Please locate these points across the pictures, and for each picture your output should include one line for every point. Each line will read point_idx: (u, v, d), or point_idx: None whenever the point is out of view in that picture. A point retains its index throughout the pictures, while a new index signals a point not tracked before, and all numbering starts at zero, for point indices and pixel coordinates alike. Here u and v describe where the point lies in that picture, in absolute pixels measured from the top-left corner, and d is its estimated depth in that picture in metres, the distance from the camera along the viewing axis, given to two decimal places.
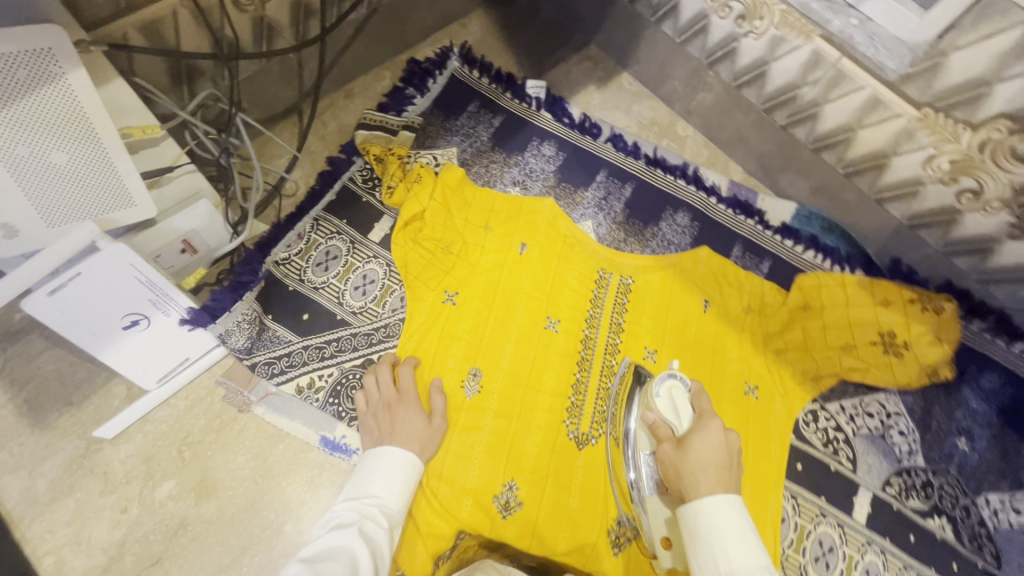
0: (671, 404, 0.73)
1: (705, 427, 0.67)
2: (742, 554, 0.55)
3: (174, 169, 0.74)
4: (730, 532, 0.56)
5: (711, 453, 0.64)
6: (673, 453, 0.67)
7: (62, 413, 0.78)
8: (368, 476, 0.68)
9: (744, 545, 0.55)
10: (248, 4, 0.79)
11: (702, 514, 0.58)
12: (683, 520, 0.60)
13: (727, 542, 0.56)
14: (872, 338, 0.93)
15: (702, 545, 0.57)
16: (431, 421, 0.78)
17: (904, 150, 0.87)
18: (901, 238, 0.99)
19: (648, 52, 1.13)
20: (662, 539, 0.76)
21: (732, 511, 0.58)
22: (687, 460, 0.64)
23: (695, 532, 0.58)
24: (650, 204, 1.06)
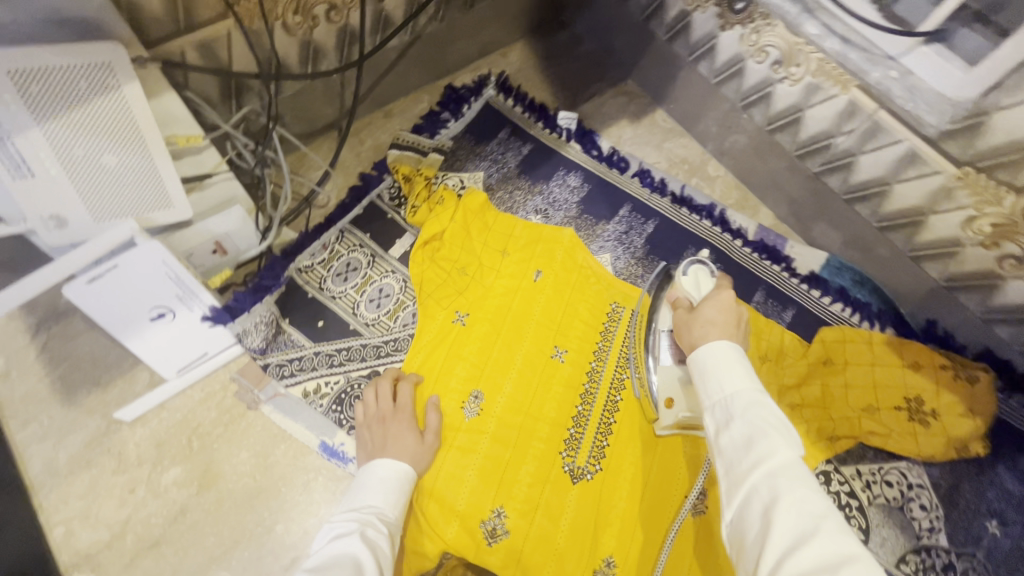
0: (696, 284, 0.74)
1: (714, 296, 0.67)
2: (745, 376, 0.55)
3: (213, 174, 0.81)
4: (733, 361, 0.57)
5: (720, 316, 0.64)
6: (687, 317, 0.67)
7: (90, 392, 0.84)
8: (365, 488, 0.69)
9: (748, 377, 0.56)
10: (296, 28, 0.85)
11: (708, 352, 0.58)
12: (694, 361, 0.60)
13: (731, 369, 0.56)
14: (896, 403, 0.88)
15: (710, 378, 0.57)
16: (424, 439, 0.79)
17: (942, 208, 0.83)
18: (937, 299, 0.94)
19: (683, 91, 1.13)
20: (667, 399, 0.81)
21: (734, 352, 0.58)
22: (698, 320, 0.64)
23: (703, 367, 0.59)
24: (671, 242, 1.05)
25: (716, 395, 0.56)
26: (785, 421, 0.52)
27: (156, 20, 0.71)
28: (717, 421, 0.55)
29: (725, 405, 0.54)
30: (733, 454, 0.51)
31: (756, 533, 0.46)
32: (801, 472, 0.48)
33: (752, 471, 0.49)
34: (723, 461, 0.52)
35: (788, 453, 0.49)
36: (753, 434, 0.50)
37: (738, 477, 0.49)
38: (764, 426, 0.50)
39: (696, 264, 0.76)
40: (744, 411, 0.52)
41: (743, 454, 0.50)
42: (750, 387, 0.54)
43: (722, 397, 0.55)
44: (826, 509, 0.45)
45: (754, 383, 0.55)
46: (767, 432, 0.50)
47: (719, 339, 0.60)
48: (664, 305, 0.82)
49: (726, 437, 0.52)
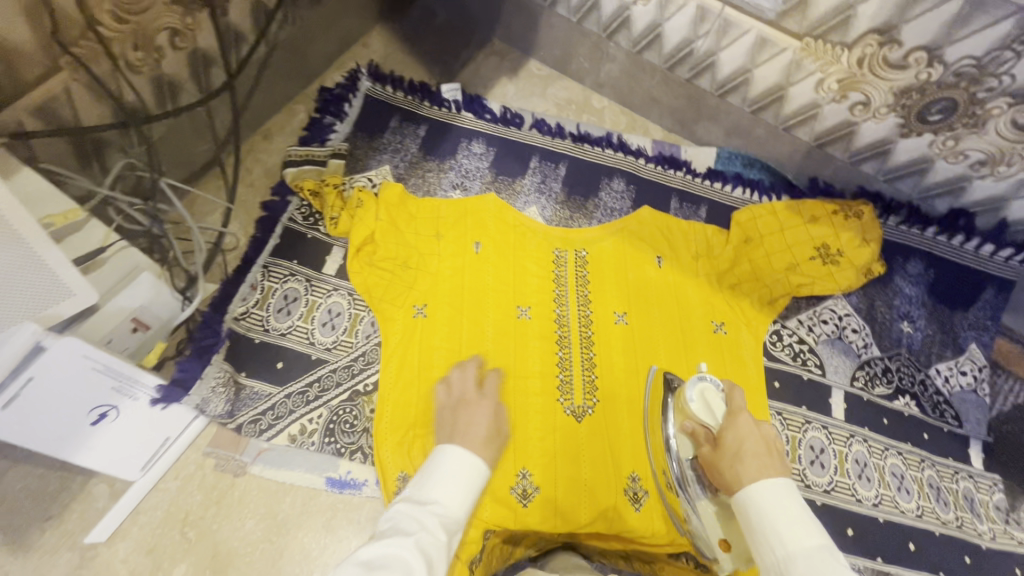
0: (706, 406, 0.77)
1: (735, 425, 0.70)
2: (798, 535, 0.54)
3: (106, 249, 0.71)
4: (781, 513, 0.56)
5: (748, 442, 0.66)
6: (716, 455, 0.69)
7: (44, 528, 0.74)
8: (432, 478, 0.62)
9: (797, 527, 0.55)
10: (142, 64, 0.77)
11: (752, 504, 0.58)
12: (738, 509, 0.60)
13: (781, 525, 0.55)
14: (810, 254, 1.01)
15: (760, 536, 0.57)
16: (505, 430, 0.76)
17: (797, 79, 0.95)
18: (813, 158, 1.08)
19: (549, 36, 1.17)
20: (721, 543, 0.76)
21: (777, 496, 0.58)
22: (726, 455, 0.66)
23: (753, 523, 0.58)
24: (586, 178, 1.10)
25: (771, 556, 0.55)
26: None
27: None
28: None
29: (781, 570, 0.54)
30: None
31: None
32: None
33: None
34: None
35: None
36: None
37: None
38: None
39: (700, 383, 0.79)
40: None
41: None
42: (806, 551, 0.53)
43: (778, 562, 0.54)
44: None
45: (809, 544, 0.53)
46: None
47: (753, 478, 0.60)
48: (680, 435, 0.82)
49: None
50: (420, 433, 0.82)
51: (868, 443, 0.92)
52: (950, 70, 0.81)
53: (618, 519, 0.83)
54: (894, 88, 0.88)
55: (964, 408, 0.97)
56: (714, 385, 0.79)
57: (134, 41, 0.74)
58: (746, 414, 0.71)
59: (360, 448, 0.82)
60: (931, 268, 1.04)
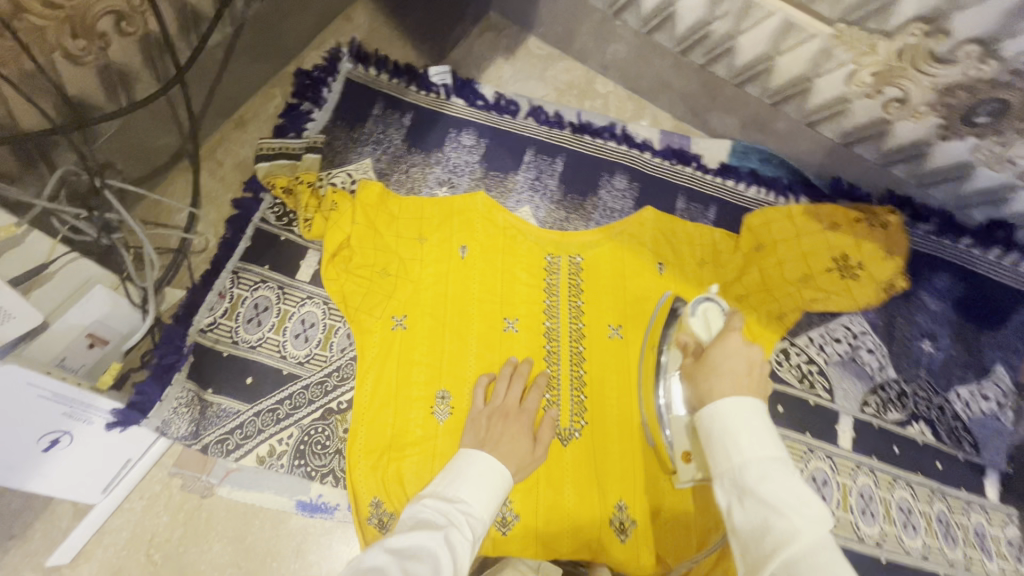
0: (704, 323, 0.78)
1: (723, 342, 0.64)
2: (754, 441, 0.51)
3: (50, 264, 0.66)
4: (741, 426, 0.52)
5: (732, 361, 0.60)
6: (694, 368, 0.63)
7: (7, 549, 0.71)
8: (459, 479, 0.68)
9: (758, 439, 0.51)
10: (84, 55, 0.69)
11: (716, 410, 0.54)
12: (700, 423, 0.55)
13: (739, 431, 0.52)
14: (827, 265, 0.93)
15: (717, 446, 0.52)
16: (535, 450, 0.77)
17: (825, 70, 0.84)
18: (837, 157, 0.97)
19: (550, 12, 1.06)
20: (684, 454, 0.76)
21: (749, 412, 0.52)
22: (704, 370, 0.61)
23: (710, 429, 0.54)
24: (585, 174, 1.01)
25: (724, 465, 0.51)
26: (802, 492, 0.47)
27: None
28: (729, 496, 0.50)
29: (734, 478, 0.50)
30: (750, 542, 0.47)
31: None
32: (824, 557, 0.43)
33: (771, 558, 0.44)
34: (737, 543, 0.48)
35: (810, 537, 0.44)
36: (767, 516, 0.46)
37: (757, 562, 0.45)
38: (778, 508, 0.46)
39: (705, 303, 0.80)
40: (754, 489, 0.48)
41: (760, 542, 0.46)
42: (758, 454, 0.50)
43: (731, 468, 0.50)
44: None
45: (767, 453, 0.50)
46: (783, 513, 0.46)
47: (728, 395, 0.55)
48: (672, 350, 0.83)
49: (739, 517, 0.48)
50: (394, 457, 0.78)
51: (874, 474, 0.85)
52: (1006, 68, 0.70)
53: (601, 550, 0.79)
54: (937, 84, 0.77)
55: (984, 437, 0.89)
56: (717, 306, 0.81)
57: (70, 28, 0.66)
58: (740, 333, 0.64)
59: (331, 471, 0.78)
60: (960, 283, 0.95)
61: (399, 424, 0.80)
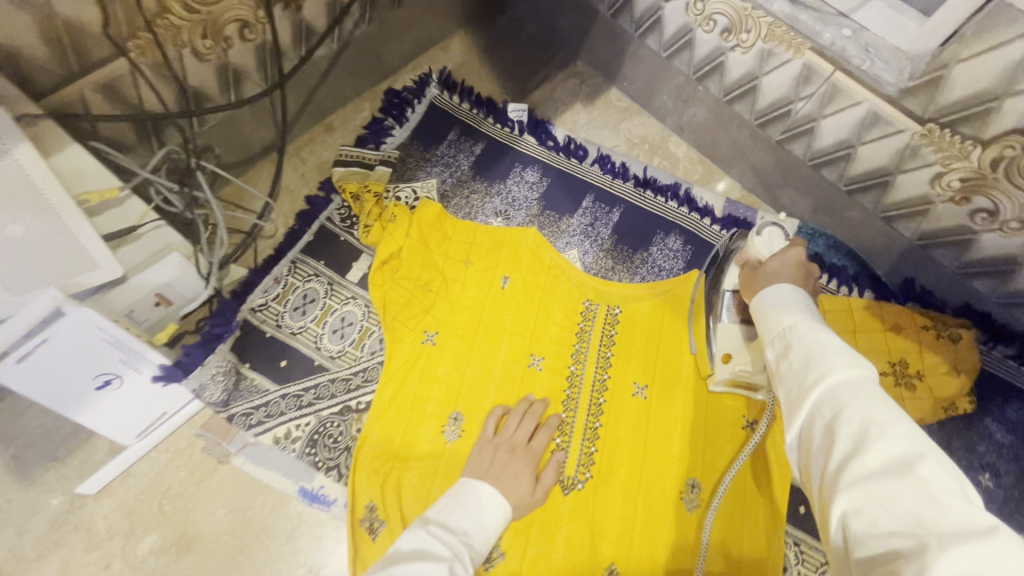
0: (769, 242, 0.78)
1: (784, 252, 0.73)
2: (802, 311, 0.58)
3: (140, 227, 0.75)
4: (790, 300, 0.60)
5: (788, 269, 0.70)
6: (751, 274, 0.73)
7: (48, 468, 0.80)
8: (460, 507, 0.69)
9: (803, 308, 0.59)
10: (209, 54, 0.79)
11: (770, 293, 0.62)
12: (756, 304, 0.63)
13: (789, 305, 0.59)
14: (881, 368, 0.87)
15: (770, 313, 0.60)
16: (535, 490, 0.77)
17: (909, 167, 0.81)
18: (912, 258, 0.92)
19: (634, 68, 1.08)
20: (724, 355, 0.84)
21: (792, 294, 0.61)
22: (762, 274, 0.71)
23: (764, 310, 0.61)
24: (639, 228, 1.01)
25: (775, 327, 0.58)
26: (845, 341, 0.52)
27: (44, 66, 0.65)
28: (777, 351, 0.56)
29: (784, 332, 0.56)
30: (795, 378, 0.52)
31: (821, 448, 0.46)
32: (864, 385, 0.47)
33: (814, 388, 0.49)
34: (783, 385, 0.52)
35: (853, 370, 0.48)
36: (811, 357, 0.51)
37: (802, 394, 0.50)
38: (822, 348, 0.51)
39: (773, 227, 0.80)
40: (800, 337, 0.54)
41: (805, 375, 0.50)
42: (807, 317, 0.56)
43: (780, 329, 0.57)
44: (895, 415, 0.44)
45: (813, 316, 0.57)
46: (829, 353, 0.50)
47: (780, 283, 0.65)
48: (732, 264, 0.84)
49: (786, 365, 0.53)
50: (399, 465, 0.81)
51: None
52: None
53: None
54: None
55: None
56: (782, 233, 0.80)
57: (202, 30, 0.75)
58: (800, 248, 0.74)
59: (336, 467, 0.81)
60: None
61: (409, 434, 0.83)
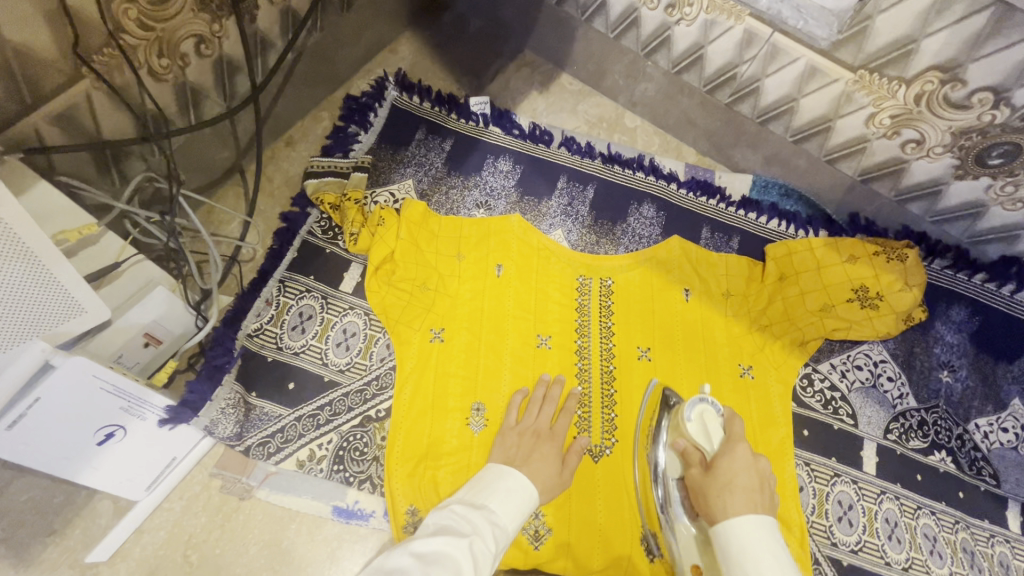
0: (704, 429, 0.76)
1: (732, 453, 0.71)
2: (773, 571, 0.56)
3: (120, 263, 0.70)
4: (760, 551, 0.58)
5: (740, 475, 0.67)
6: (704, 481, 0.70)
7: (46, 544, 0.72)
8: (490, 489, 0.71)
9: (776, 562, 0.57)
10: (166, 73, 0.74)
11: (735, 532, 0.60)
12: (719, 543, 0.62)
13: (756, 561, 0.58)
14: (846, 296, 0.96)
15: (736, 566, 0.59)
16: (564, 468, 0.80)
17: (846, 112, 0.90)
18: (856, 193, 1.03)
19: (583, 52, 1.13)
20: (692, 568, 0.73)
21: (759, 533, 0.60)
22: (715, 484, 0.67)
23: (730, 553, 0.60)
24: (614, 202, 1.06)
25: None
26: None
27: None
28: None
29: None
30: None
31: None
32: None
33: None
34: None
35: None
36: None
37: None
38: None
39: (701, 404, 0.77)
40: None
41: None
42: None
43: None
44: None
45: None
46: None
47: (739, 512, 0.62)
48: (669, 451, 0.80)
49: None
50: (431, 465, 0.80)
51: (899, 500, 0.88)
52: (1017, 114, 0.76)
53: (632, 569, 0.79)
54: (953, 128, 0.83)
55: (1003, 467, 0.91)
56: (713, 410, 0.77)
57: (158, 49, 0.71)
58: (743, 444, 0.72)
59: (368, 478, 0.79)
60: (977, 316, 0.98)
61: (435, 433, 0.82)
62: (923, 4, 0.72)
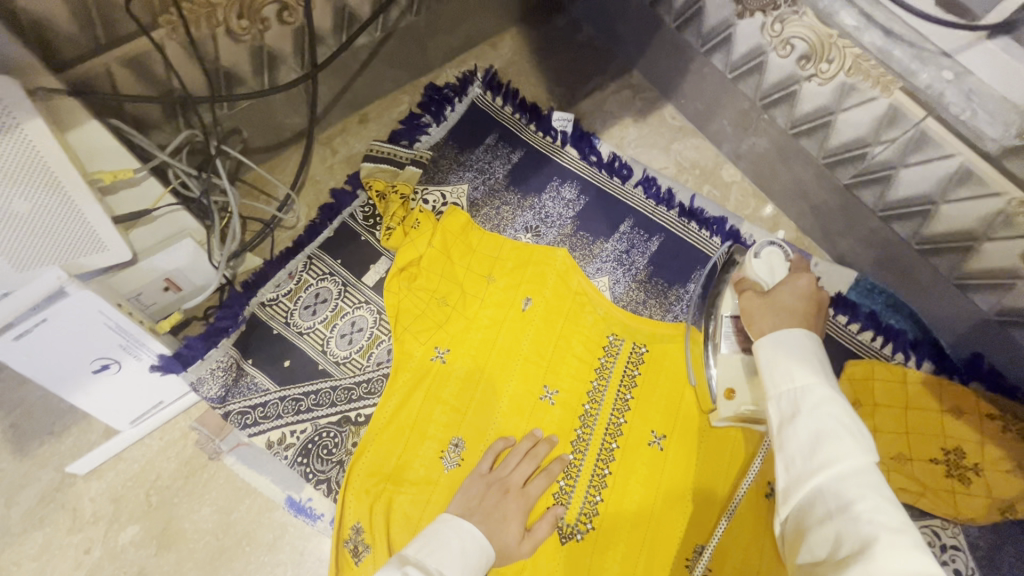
0: (769, 268, 0.73)
1: (792, 281, 0.69)
2: (815, 370, 0.56)
3: (155, 210, 0.72)
4: (804, 355, 0.58)
5: (795, 299, 0.66)
6: (757, 302, 0.68)
7: (43, 441, 0.79)
8: (444, 551, 0.64)
9: (819, 367, 0.57)
10: (244, 33, 0.74)
11: (783, 341, 0.60)
12: (763, 348, 0.61)
13: (802, 363, 0.57)
14: (930, 454, 0.77)
15: (778, 366, 0.58)
16: (521, 544, 0.72)
17: (999, 235, 0.71)
18: (985, 333, 0.82)
19: (694, 87, 1.00)
20: (728, 390, 0.78)
21: (807, 342, 0.60)
22: (770, 304, 0.67)
23: (771, 358, 0.60)
24: (678, 261, 0.93)
25: (783, 385, 0.57)
26: (857, 423, 0.51)
27: (67, 37, 0.62)
28: (782, 412, 0.55)
29: (793, 396, 0.55)
30: (799, 453, 0.51)
31: (822, 538, 0.47)
32: (871, 480, 0.48)
33: (818, 473, 0.49)
34: (784, 455, 0.53)
35: (859, 458, 0.49)
36: (821, 435, 0.51)
37: (804, 471, 0.50)
38: (833, 428, 0.51)
39: (771, 247, 0.75)
40: (813, 405, 0.53)
41: (811, 456, 0.50)
42: (819, 382, 0.55)
43: (790, 388, 0.56)
44: (903, 523, 0.45)
45: (823, 377, 0.56)
46: (838, 436, 0.50)
47: (792, 328, 0.63)
48: (727, 290, 0.81)
49: (790, 432, 0.53)
50: (390, 488, 0.76)
51: None
52: None
53: None
54: None
55: None
56: (783, 252, 0.75)
57: (238, 10, 0.71)
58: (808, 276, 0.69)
59: (326, 481, 0.77)
60: None
61: (404, 457, 0.78)
62: None
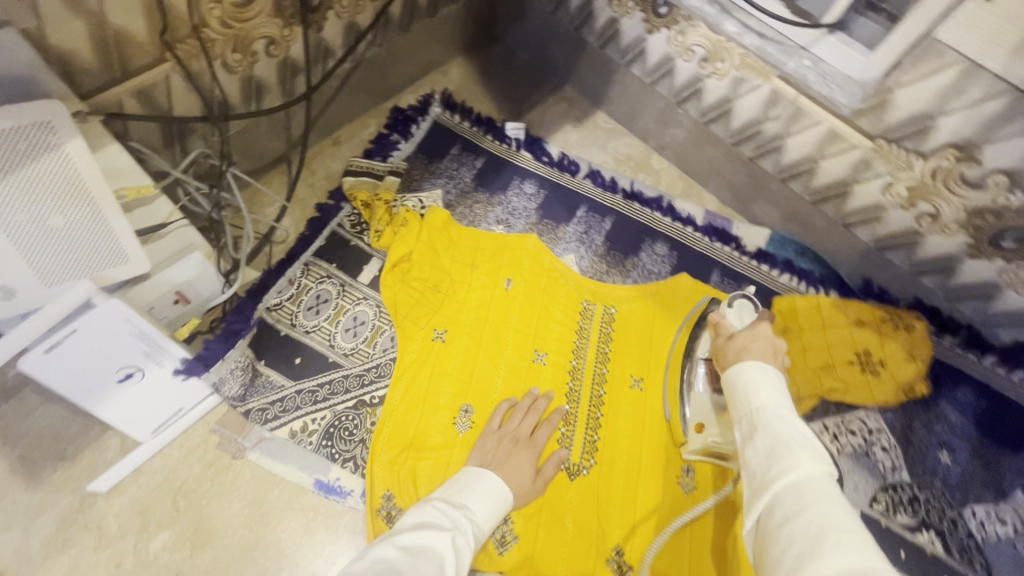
0: (739, 315, 0.86)
1: (754, 327, 0.75)
2: (773, 392, 0.61)
3: (167, 224, 0.77)
4: (764, 382, 0.63)
5: (758, 341, 0.72)
6: (722, 344, 0.76)
7: (56, 467, 0.79)
8: (468, 489, 0.71)
9: (775, 393, 0.62)
10: (237, 66, 0.84)
11: (746, 370, 0.65)
12: (728, 380, 0.67)
13: (762, 387, 0.62)
14: (849, 358, 0.96)
15: (740, 392, 0.64)
16: (536, 480, 0.81)
17: (863, 178, 0.93)
18: (870, 260, 1.04)
19: (619, 93, 1.19)
20: (698, 424, 0.88)
21: (769, 374, 0.64)
22: (732, 347, 0.73)
23: (736, 385, 0.65)
24: (629, 237, 1.10)
25: (745, 409, 0.62)
26: (809, 439, 0.55)
27: (86, 72, 0.70)
28: (744, 434, 0.60)
29: (752, 417, 0.60)
30: (758, 466, 0.55)
31: (779, 537, 0.49)
32: (825, 488, 0.51)
33: (775, 481, 0.53)
34: (748, 470, 0.56)
35: (811, 468, 0.52)
36: (776, 449, 0.55)
37: (764, 482, 0.54)
38: (788, 443, 0.55)
39: (741, 300, 0.88)
40: (767, 424, 0.58)
41: (768, 467, 0.54)
42: (776, 403, 0.60)
43: (750, 410, 0.61)
44: (852, 525, 0.47)
45: (781, 401, 0.60)
46: (789, 449, 0.54)
47: (754, 360, 0.67)
48: (704, 334, 0.92)
49: (751, 449, 0.57)
50: (412, 455, 0.83)
51: None
52: None
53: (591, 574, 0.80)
54: (968, 206, 0.84)
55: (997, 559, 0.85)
56: (752, 305, 0.88)
57: (233, 45, 0.81)
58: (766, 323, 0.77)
59: (352, 458, 0.84)
60: (983, 400, 0.96)
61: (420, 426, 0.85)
62: (945, 81, 0.75)
